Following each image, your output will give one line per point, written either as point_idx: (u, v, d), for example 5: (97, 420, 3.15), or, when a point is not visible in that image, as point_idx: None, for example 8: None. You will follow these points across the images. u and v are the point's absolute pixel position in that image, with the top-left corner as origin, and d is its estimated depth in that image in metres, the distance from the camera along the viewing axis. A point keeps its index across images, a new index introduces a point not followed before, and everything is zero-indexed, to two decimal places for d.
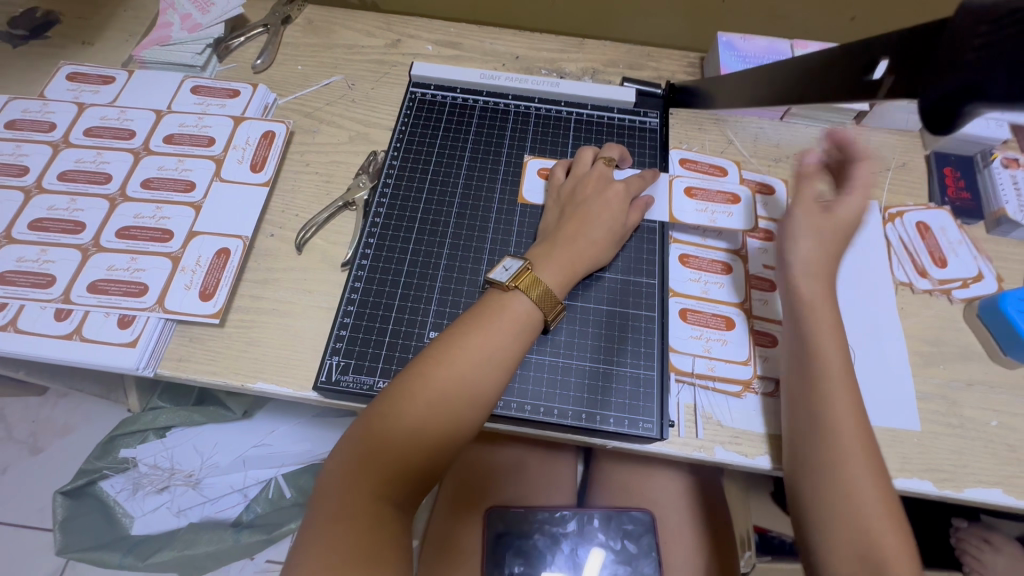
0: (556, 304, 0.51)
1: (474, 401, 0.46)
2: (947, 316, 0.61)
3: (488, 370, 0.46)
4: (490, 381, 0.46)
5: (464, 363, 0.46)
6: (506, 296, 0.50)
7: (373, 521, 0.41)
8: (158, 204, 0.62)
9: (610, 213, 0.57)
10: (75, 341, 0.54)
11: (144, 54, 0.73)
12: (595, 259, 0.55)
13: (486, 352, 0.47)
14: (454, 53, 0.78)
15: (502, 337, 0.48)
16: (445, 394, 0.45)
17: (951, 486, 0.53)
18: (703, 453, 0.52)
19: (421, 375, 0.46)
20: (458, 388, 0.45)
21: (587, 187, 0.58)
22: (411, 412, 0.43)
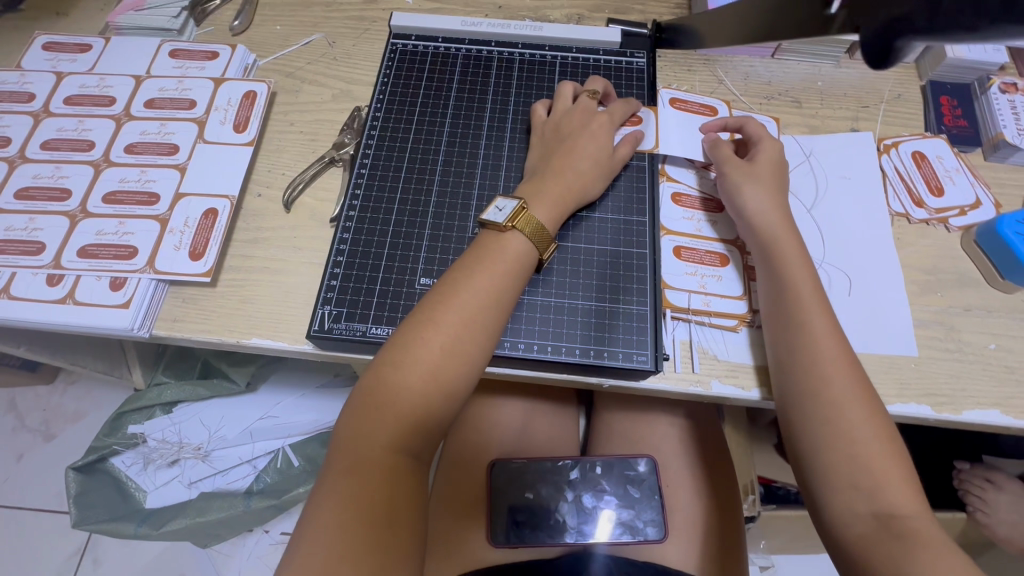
0: (550, 243, 0.51)
1: (482, 345, 0.46)
2: (943, 244, 0.61)
3: (494, 314, 0.47)
4: (494, 327, 0.47)
5: (468, 307, 0.46)
6: (509, 236, 0.50)
7: (395, 468, 0.42)
8: (143, 168, 0.61)
9: (599, 146, 0.56)
10: (69, 305, 0.54)
11: (119, 21, 0.71)
12: (583, 191, 0.55)
13: (489, 294, 0.47)
14: (436, 6, 0.76)
15: (503, 280, 0.48)
16: (455, 340, 0.45)
17: (949, 409, 0.53)
18: (700, 387, 0.52)
19: (431, 322, 0.45)
20: (463, 333, 0.45)
21: (570, 121, 0.58)
22: (425, 360, 0.44)
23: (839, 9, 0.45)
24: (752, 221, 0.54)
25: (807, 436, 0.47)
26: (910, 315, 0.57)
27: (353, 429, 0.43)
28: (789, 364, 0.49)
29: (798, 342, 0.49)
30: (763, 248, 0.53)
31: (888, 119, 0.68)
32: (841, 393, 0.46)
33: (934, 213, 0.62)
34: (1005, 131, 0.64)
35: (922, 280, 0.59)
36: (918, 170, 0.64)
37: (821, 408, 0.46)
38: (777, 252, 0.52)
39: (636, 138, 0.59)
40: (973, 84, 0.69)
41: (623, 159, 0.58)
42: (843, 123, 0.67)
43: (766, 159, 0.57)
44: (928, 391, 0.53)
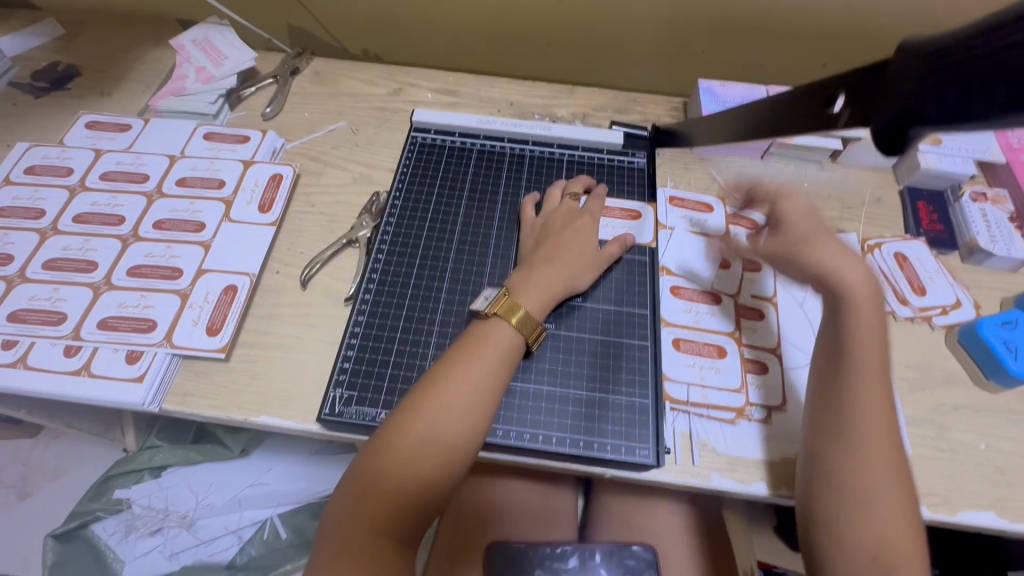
0: (537, 327, 0.53)
1: (469, 433, 0.47)
2: (928, 342, 0.64)
3: (474, 396, 0.48)
4: (481, 414, 0.48)
5: (454, 395, 0.47)
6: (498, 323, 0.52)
7: (375, 555, 0.42)
8: (169, 243, 0.64)
9: (581, 240, 0.61)
10: (83, 377, 0.56)
11: (160, 104, 0.77)
12: (572, 281, 0.58)
13: (469, 377, 0.48)
14: (452, 101, 0.83)
15: (491, 367, 0.49)
16: (433, 423, 0.46)
17: (945, 509, 0.54)
18: (701, 480, 0.53)
19: (412, 407, 0.47)
20: (450, 420, 0.46)
21: (557, 219, 0.62)
22: (404, 443, 0.45)
23: (842, 108, 0.44)
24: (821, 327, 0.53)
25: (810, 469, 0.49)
26: (901, 412, 0.59)
27: (342, 522, 0.43)
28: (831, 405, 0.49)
29: (843, 356, 0.51)
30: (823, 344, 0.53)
31: (870, 220, 0.73)
32: (876, 441, 0.47)
33: (918, 311, 0.65)
34: (979, 237, 0.68)
35: (911, 376, 0.61)
36: (900, 270, 0.68)
37: (848, 455, 0.47)
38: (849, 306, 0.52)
39: (622, 237, 0.63)
40: (946, 191, 0.75)
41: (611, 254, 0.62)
42: (829, 223, 0.72)
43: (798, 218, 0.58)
44: (922, 490, 0.55)
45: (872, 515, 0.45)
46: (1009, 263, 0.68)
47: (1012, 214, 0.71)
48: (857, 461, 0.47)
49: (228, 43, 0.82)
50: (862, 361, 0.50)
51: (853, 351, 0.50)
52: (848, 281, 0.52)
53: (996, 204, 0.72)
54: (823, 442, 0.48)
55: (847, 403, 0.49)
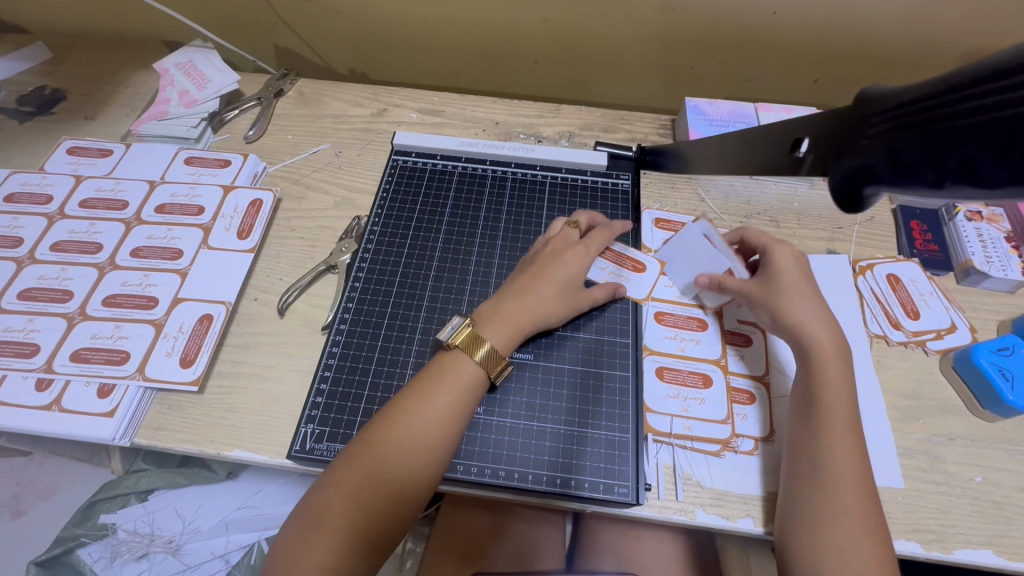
0: (500, 360, 0.51)
1: (422, 469, 0.45)
2: (922, 368, 0.62)
3: (428, 427, 0.46)
4: (437, 450, 0.46)
5: (410, 430, 0.46)
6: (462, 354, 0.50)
7: None
8: (146, 272, 0.64)
9: (571, 274, 0.57)
10: (53, 411, 0.55)
11: (142, 129, 0.77)
12: (543, 314, 0.55)
13: (422, 408, 0.47)
14: (437, 121, 0.82)
15: (450, 400, 0.47)
16: (383, 457, 0.45)
17: (940, 547, 0.52)
18: (683, 516, 0.51)
19: (364, 441, 0.46)
20: (404, 455, 0.45)
21: (549, 248, 0.60)
22: (352, 477, 0.44)
23: (807, 153, 0.49)
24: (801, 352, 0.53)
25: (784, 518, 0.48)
26: (894, 443, 0.57)
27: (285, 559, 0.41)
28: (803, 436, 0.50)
29: (816, 407, 0.50)
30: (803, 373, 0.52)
31: (862, 240, 0.71)
32: (850, 493, 0.46)
33: (911, 335, 0.64)
34: (974, 257, 0.66)
35: (904, 405, 0.59)
36: (893, 293, 0.66)
37: (821, 504, 0.46)
38: (817, 353, 0.52)
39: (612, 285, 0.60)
40: (940, 210, 0.73)
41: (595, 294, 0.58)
42: (820, 243, 0.71)
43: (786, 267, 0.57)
44: (916, 526, 0.53)
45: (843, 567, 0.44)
46: (1006, 285, 0.66)
47: (1009, 234, 0.69)
48: (830, 511, 0.46)
49: (211, 66, 0.81)
50: (828, 399, 0.50)
51: (826, 399, 0.50)
52: (816, 332, 0.53)
53: (992, 223, 0.70)
54: (799, 492, 0.48)
55: (823, 452, 0.48)
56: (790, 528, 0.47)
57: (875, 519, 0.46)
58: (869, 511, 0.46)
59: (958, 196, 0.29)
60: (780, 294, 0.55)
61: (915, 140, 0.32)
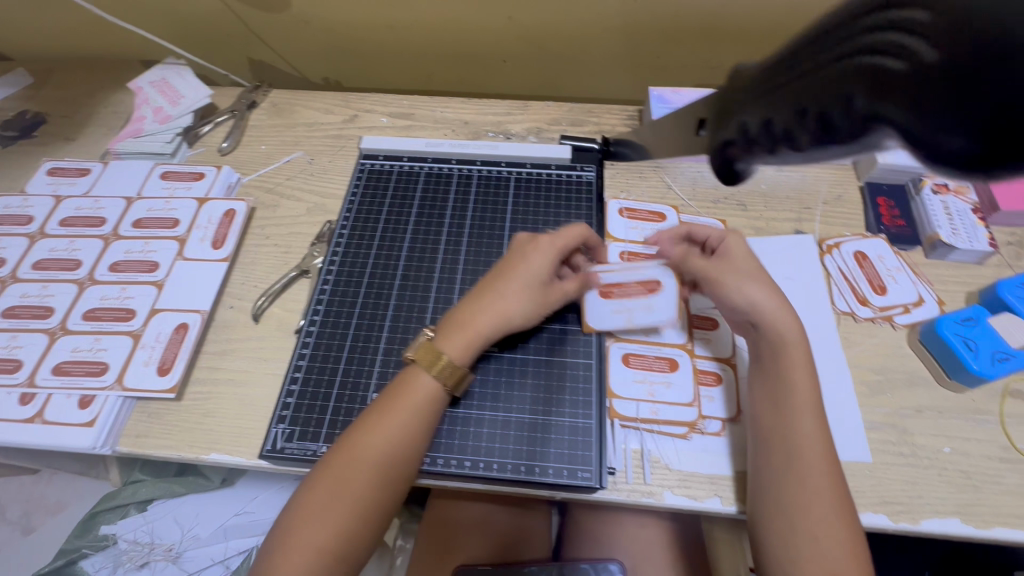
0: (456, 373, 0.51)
1: (382, 486, 0.47)
2: (890, 342, 0.62)
3: (383, 445, 0.47)
4: (388, 468, 0.47)
5: (364, 450, 0.47)
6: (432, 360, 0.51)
7: None
8: (124, 285, 0.65)
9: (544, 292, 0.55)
10: (37, 424, 0.57)
11: (119, 147, 0.79)
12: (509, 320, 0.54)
13: (379, 426, 0.48)
14: (407, 124, 0.84)
15: (402, 422, 0.48)
16: (341, 473, 0.46)
17: (907, 518, 0.52)
18: (653, 499, 0.52)
19: (328, 460, 0.48)
20: (362, 474, 0.46)
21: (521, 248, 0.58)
22: (314, 493, 0.46)
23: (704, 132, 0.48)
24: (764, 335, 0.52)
25: (755, 501, 0.49)
26: (861, 418, 0.57)
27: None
28: (769, 423, 0.50)
29: (781, 392, 0.51)
30: (762, 354, 0.53)
31: (829, 220, 0.71)
32: (816, 476, 0.47)
33: (879, 311, 0.64)
34: (940, 231, 0.67)
35: (872, 380, 0.60)
36: (860, 270, 0.66)
37: (797, 490, 0.47)
38: (774, 337, 0.52)
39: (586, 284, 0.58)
40: (908, 184, 0.73)
41: (568, 295, 0.57)
42: (787, 225, 0.71)
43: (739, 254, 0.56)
44: (884, 499, 0.53)
45: (819, 552, 0.45)
46: (974, 256, 0.66)
47: (976, 205, 0.69)
48: (805, 499, 0.47)
49: (183, 83, 0.83)
50: (792, 384, 0.51)
51: (790, 388, 0.50)
52: (777, 316, 0.52)
53: (958, 195, 0.70)
54: (769, 483, 0.48)
55: (785, 437, 0.49)
56: (764, 515, 0.48)
57: (844, 497, 0.47)
58: (837, 488, 0.47)
59: (793, 156, 0.34)
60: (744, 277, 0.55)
61: (752, 108, 0.36)
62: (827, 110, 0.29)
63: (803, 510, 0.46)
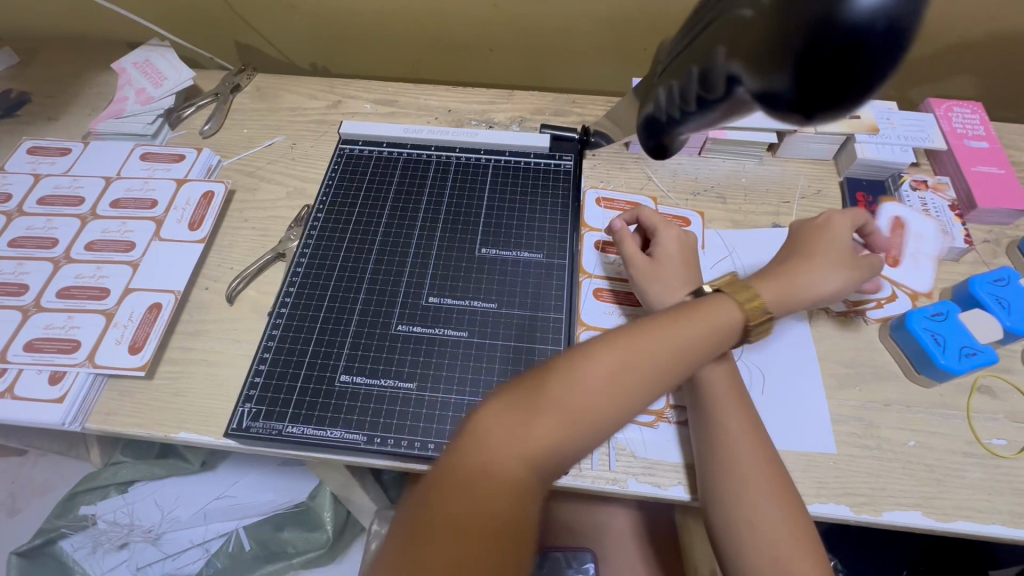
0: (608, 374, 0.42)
1: (496, 517, 0.36)
2: (861, 337, 0.62)
3: (540, 440, 0.39)
4: (531, 488, 0.39)
5: (494, 444, 0.39)
6: (614, 360, 0.43)
7: None
8: (99, 264, 0.65)
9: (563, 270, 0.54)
10: (7, 399, 0.57)
11: (99, 128, 0.78)
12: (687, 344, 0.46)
13: (541, 425, 0.40)
14: (391, 110, 0.84)
15: (557, 415, 0.40)
16: (476, 472, 0.38)
17: (869, 509, 0.52)
18: (616, 486, 0.53)
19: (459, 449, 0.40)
20: (497, 468, 0.39)
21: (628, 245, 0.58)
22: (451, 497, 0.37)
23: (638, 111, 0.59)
24: None
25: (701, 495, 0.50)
26: (829, 411, 0.57)
27: None
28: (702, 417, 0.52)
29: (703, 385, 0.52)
30: None
31: (807, 214, 0.71)
32: (749, 468, 0.48)
33: (852, 305, 0.64)
34: (916, 227, 0.67)
35: (841, 372, 0.60)
36: None
37: (731, 478, 0.48)
38: None
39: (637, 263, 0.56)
40: (887, 180, 0.73)
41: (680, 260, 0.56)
42: (765, 218, 0.71)
43: (673, 254, 0.57)
44: (847, 490, 0.53)
45: (759, 542, 0.46)
46: (949, 252, 0.66)
47: (954, 202, 0.69)
48: (739, 491, 0.48)
49: (167, 64, 0.83)
50: (714, 378, 0.52)
51: (710, 382, 0.52)
52: None
53: (936, 191, 0.70)
54: (711, 478, 0.49)
55: (714, 427, 0.51)
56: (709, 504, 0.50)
57: (784, 485, 0.48)
58: (773, 474, 0.49)
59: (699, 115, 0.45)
60: (654, 279, 0.56)
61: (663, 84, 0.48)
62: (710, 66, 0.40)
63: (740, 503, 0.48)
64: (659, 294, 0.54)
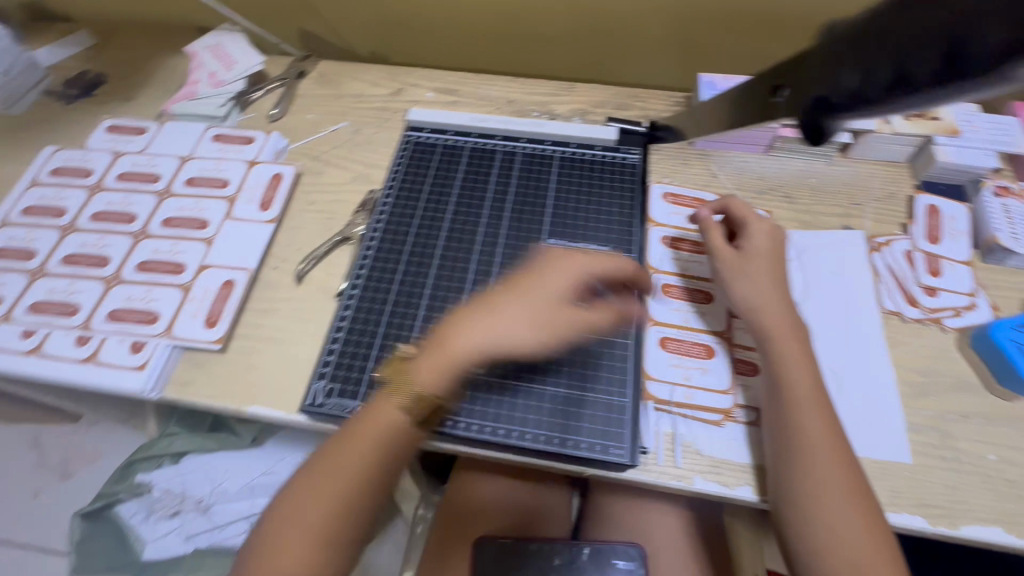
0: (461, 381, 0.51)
1: (373, 470, 0.49)
2: (937, 345, 0.60)
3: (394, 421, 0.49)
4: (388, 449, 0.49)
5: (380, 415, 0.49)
6: (512, 299, 0.52)
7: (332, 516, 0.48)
8: (175, 240, 0.68)
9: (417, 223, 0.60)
10: (92, 365, 0.59)
11: (174, 108, 0.81)
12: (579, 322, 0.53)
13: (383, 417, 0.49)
14: (452, 99, 0.84)
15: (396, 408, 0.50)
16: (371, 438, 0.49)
17: (946, 523, 0.51)
18: (681, 482, 0.52)
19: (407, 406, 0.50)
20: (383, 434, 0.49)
21: (716, 237, 0.59)
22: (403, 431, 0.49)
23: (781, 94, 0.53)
24: (762, 329, 0.54)
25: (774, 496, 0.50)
26: (903, 419, 0.56)
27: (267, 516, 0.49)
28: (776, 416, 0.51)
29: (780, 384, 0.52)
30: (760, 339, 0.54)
31: (880, 217, 0.69)
32: (827, 470, 0.48)
33: (928, 312, 0.62)
34: (999, 234, 0.64)
35: (916, 381, 0.58)
36: (911, 269, 0.64)
37: (805, 477, 0.48)
38: (774, 336, 0.53)
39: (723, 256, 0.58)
40: (966, 185, 0.70)
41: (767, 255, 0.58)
42: (835, 219, 0.69)
43: (762, 248, 0.58)
44: (922, 501, 0.52)
45: (834, 542, 0.47)
46: None
47: None
48: (816, 493, 0.48)
49: (237, 48, 0.85)
50: (792, 377, 0.51)
51: (789, 382, 0.51)
52: (771, 310, 0.54)
53: (1020, 198, 0.67)
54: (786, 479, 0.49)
55: (789, 425, 0.50)
56: (777, 500, 0.49)
57: (861, 489, 0.48)
58: (847, 476, 0.48)
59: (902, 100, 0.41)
60: (739, 276, 0.57)
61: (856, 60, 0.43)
62: (951, 44, 0.36)
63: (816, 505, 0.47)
64: (744, 289, 0.56)
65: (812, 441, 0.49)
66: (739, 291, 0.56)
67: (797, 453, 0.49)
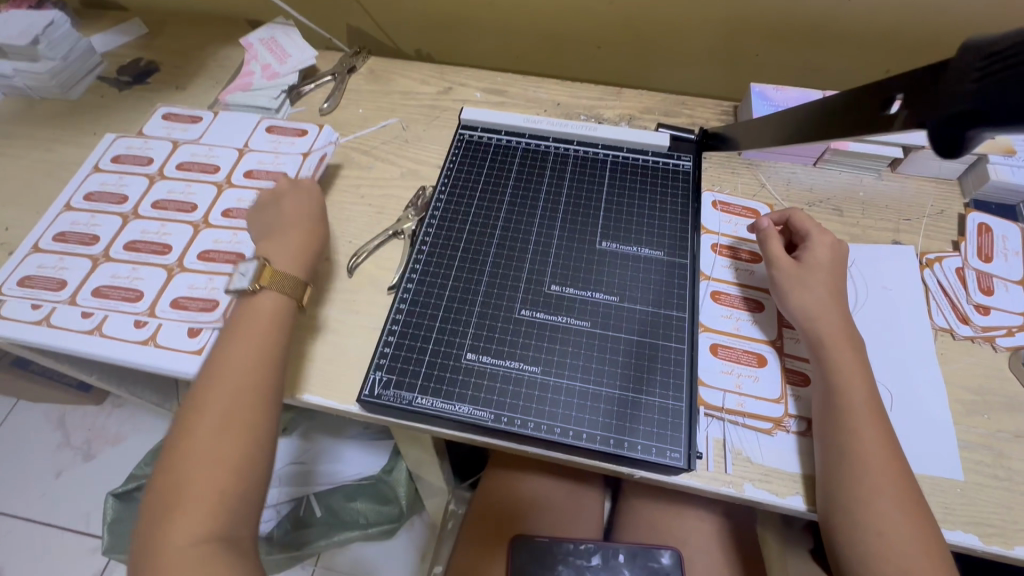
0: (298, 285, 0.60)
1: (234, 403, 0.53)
2: (990, 364, 0.60)
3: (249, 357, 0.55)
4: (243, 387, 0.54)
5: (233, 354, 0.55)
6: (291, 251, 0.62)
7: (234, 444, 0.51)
8: (234, 231, 0.69)
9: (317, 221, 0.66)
10: (151, 346, 0.61)
11: (228, 98, 0.82)
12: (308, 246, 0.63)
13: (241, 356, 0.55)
14: (500, 100, 0.85)
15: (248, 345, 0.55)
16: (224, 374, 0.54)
17: (1000, 541, 0.50)
18: (732, 488, 0.52)
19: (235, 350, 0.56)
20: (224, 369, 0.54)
21: (773, 246, 0.60)
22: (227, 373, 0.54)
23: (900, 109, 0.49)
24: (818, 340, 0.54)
25: (825, 506, 0.49)
26: (955, 436, 0.56)
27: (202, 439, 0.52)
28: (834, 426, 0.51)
29: (837, 395, 0.52)
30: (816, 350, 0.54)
31: (931, 233, 0.69)
32: (883, 483, 0.48)
33: (980, 331, 0.62)
34: None
35: (968, 399, 0.58)
36: (963, 286, 0.64)
37: (860, 489, 0.48)
38: (832, 347, 0.54)
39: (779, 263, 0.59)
40: (1018, 205, 0.70)
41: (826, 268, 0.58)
42: (885, 234, 0.69)
43: (822, 260, 0.58)
44: (975, 519, 0.52)
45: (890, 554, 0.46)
46: None
47: None
48: (872, 505, 0.48)
49: (291, 42, 0.86)
50: (849, 389, 0.52)
51: (846, 393, 0.51)
52: (827, 321, 0.55)
53: None
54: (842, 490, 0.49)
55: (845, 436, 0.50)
56: (829, 510, 0.49)
57: (916, 502, 0.48)
58: (903, 489, 0.48)
59: None
60: (798, 285, 0.57)
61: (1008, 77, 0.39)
62: None
63: (871, 516, 0.47)
64: (803, 299, 0.56)
65: (870, 453, 0.49)
66: (796, 299, 0.56)
67: (855, 465, 0.49)
